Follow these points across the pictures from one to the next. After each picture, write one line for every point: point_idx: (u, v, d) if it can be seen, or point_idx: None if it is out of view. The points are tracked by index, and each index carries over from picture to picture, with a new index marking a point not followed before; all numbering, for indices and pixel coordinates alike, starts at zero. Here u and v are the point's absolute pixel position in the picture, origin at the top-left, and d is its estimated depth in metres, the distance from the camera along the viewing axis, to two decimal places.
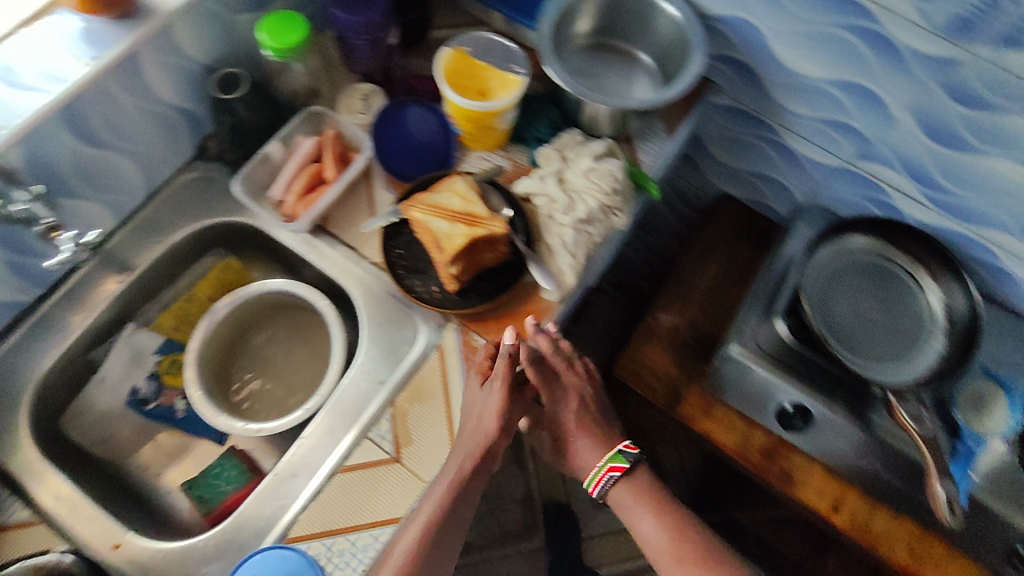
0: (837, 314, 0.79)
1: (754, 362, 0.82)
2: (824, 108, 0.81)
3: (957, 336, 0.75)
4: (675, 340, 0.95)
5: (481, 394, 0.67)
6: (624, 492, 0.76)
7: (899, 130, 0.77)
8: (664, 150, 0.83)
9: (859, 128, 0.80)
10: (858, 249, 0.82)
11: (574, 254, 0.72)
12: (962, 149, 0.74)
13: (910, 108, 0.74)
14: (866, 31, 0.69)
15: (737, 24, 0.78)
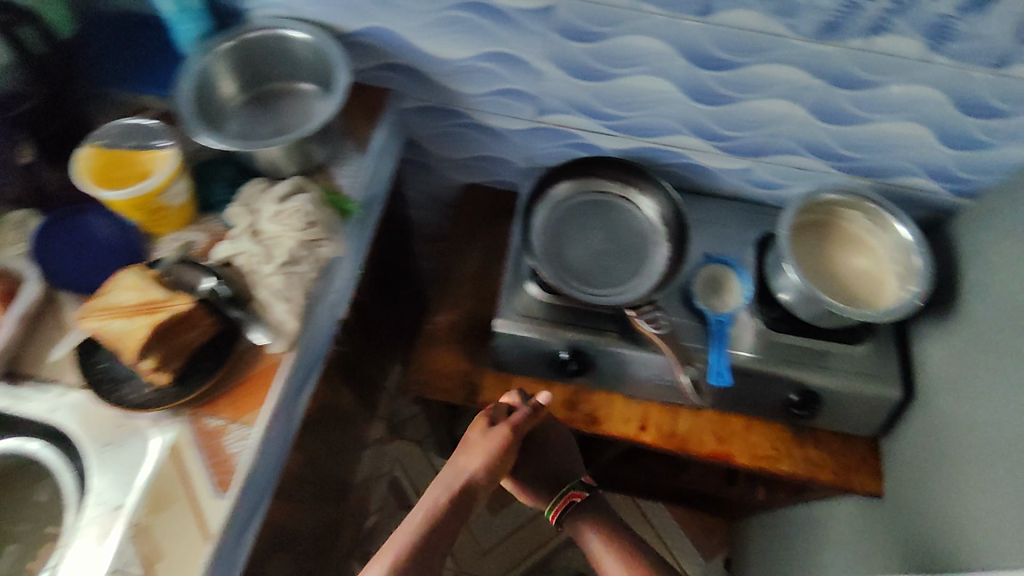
0: (575, 261, 0.79)
1: (516, 324, 0.78)
2: (489, 74, 0.76)
3: (674, 241, 0.79)
4: (453, 338, 0.86)
5: (477, 453, 0.71)
6: (582, 526, 0.77)
7: (551, 78, 0.75)
8: (364, 167, 0.77)
9: (519, 86, 0.77)
10: (572, 189, 0.84)
11: (290, 300, 0.65)
12: (607, 82, 0.74)
13: (549, 54, 0.71)
14: (475, 5, 0.67)
15: (373, 34, 0.74)
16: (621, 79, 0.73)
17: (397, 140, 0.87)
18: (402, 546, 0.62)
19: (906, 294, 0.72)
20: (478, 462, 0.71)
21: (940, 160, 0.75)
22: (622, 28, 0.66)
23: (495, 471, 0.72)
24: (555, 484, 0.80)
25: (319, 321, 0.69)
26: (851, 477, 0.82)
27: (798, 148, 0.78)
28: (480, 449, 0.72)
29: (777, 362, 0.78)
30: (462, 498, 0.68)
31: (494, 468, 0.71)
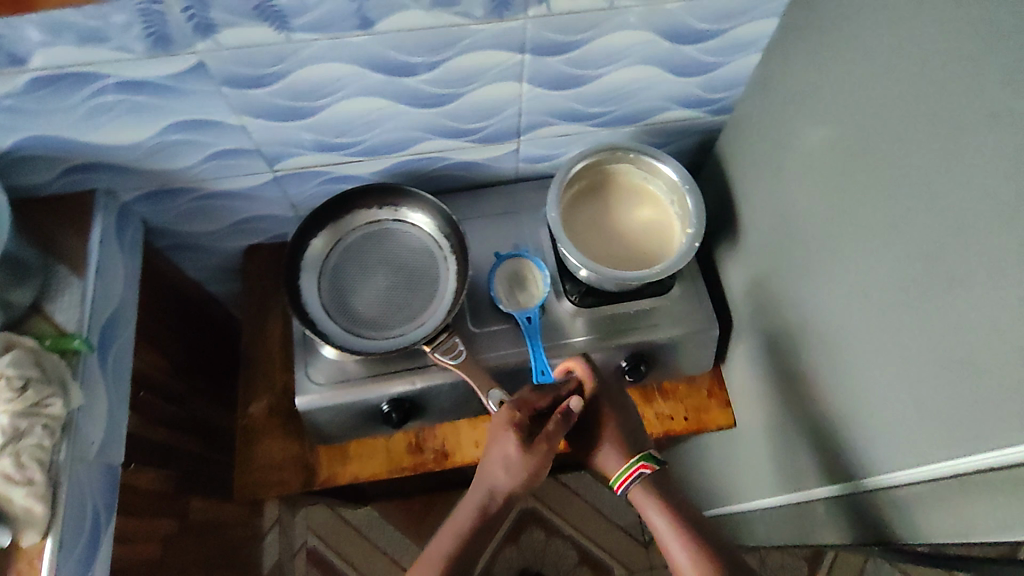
0: (362, 310, 0.72)
1: (326, 395, 0.71)
2: (186, 146, 0.67)
3: (460, 251, 0.74)
4: (275, 423, 0.79)
5: (503, 461, 0.62)
6: (639, 498, 0.66)
7: (259, 128, 0.66)
8: (88, 293, 0.67)
9: (232, 146, 0.68)
10: (342, 231, 0.76)
11: (27, 480, 0.57)
12: (315, 116, 0.66)
13: (239, 109, 0.63)
14: (120, 86, 0.58)
15: (37, 144, 0.64)
16: (327, 108, 0.66)
17: (131, 237, 0.77)
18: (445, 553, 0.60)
19: (688, 236, 0.70)
20: (504, 474, 0.62)
21: (685, 91, 0.73)
22: (294, 61, 0.59)
23: (531, 482, 0.63)
24: (633, 448, 0.69)
25: (81, 480, 0.61)
26: (703, 418, 0.81)
27: (550, 120, 0.74)
28: (498, 457, 0.63)
29: (599, 337, 0.76)
30: (497, 510, 0.63)
31: (529, 479, 0.62)
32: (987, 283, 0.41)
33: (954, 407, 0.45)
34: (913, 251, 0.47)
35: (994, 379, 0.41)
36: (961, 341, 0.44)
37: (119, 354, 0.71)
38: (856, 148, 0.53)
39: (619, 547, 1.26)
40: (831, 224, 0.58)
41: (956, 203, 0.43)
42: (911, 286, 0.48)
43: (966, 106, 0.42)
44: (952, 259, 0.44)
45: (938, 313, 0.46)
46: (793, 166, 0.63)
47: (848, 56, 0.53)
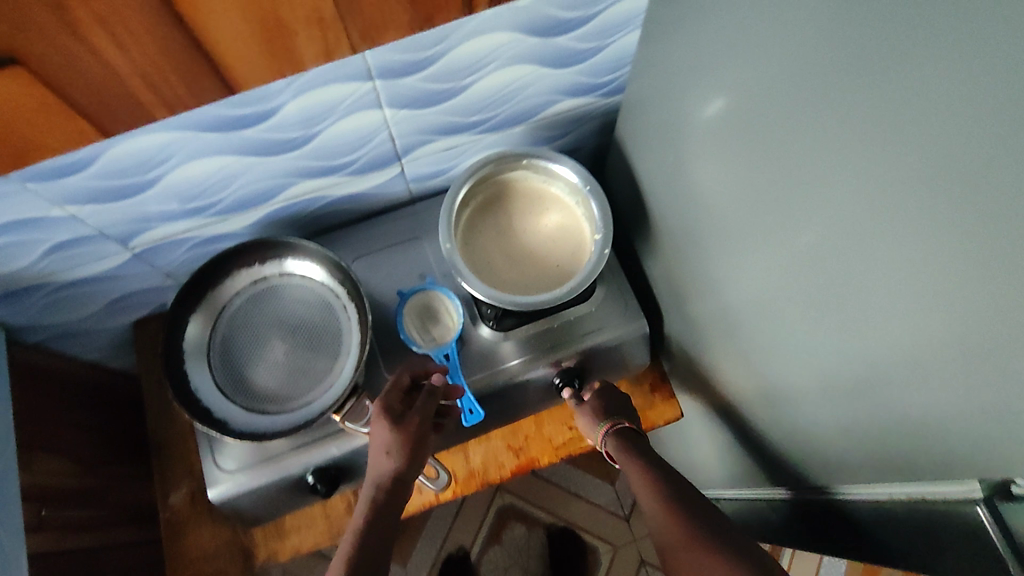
0: (262, 383, 0.66)
1: (242, 478, 0.65)
2: (14, 247, 0.59)
3: (359, 299, 0.68)
4: (200, 510, 0.74)
5: (383, 446, 0.60)
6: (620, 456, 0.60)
7: (93, 212, 0.58)
8: None
9: (70, 235, 0.60)
10: (225, 296, 0.69)
11: None
12: (151, 190, 0.58)
13: (60, 199, 0.55)
14: None
15: None
16: (164, 181, 0.57)
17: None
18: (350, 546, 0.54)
19: (598, 242, 0.65)
20: (387, 459, 0.59)
21: (571, 82, 0.65)
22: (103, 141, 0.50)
23: (416, 462, 0.60)
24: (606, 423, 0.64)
25: None
26: (649, 415, 0.77)
27: (427, 139, 0.66)
28: (379, 445, 0.60)
29: (527, 359, 0.70)
30: (391, 499, 0.58)
31: (412, 456, 0.60)
32: (882, 302, 0.37)
33: (880, 426, 0.41)
34: (808, 257, 0.43)
35: (911, 403, 0.37)
36: (872, 359, 0.40)
37: (3, 481, 0.64)
38: (745, 142, 0.47)
39: (601, 525, 1.24)
40: (734, 221, 0.53)
41: (843, 211, 0.38)
42: (812, 295, 0.44)
43: (839, 104, 0.36)
44: (846, 270, 0.39)
45: (844, 327, 0.41)
46: (691, 156, 0.57)
47: (725, 37, 0.47)
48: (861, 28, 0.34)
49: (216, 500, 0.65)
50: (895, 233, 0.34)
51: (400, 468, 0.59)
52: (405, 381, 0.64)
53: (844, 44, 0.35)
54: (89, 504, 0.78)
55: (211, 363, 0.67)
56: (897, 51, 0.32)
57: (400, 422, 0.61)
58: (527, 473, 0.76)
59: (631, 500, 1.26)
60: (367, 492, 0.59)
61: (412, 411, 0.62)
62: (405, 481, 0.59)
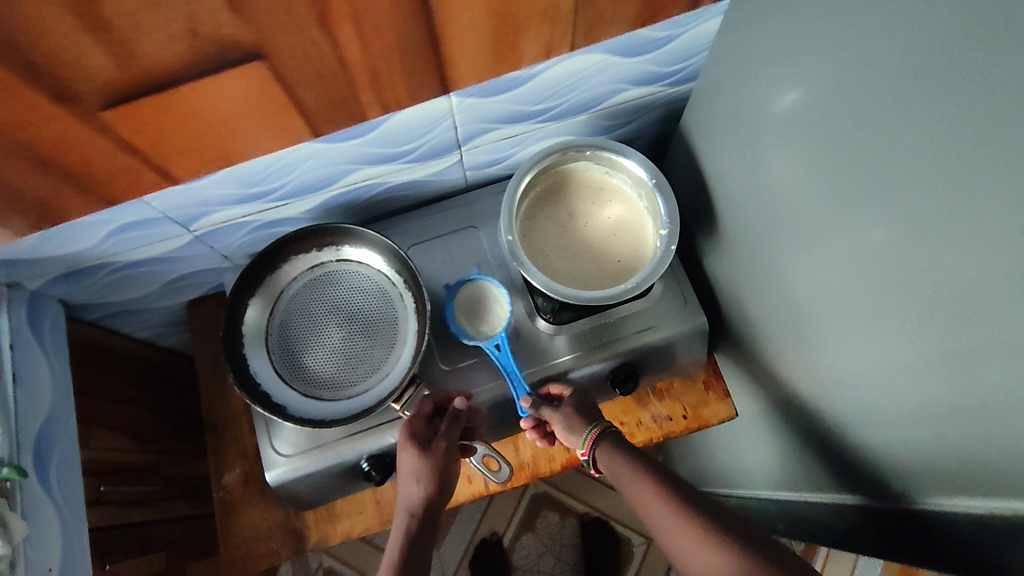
0: (319, 369, 0.66)
1: (298, 463, 0.65)
2: (81, 229, 0.59)
3: (416, 288, 0.67)
4: (254, 491, 0.74)
5: (411, 472, 0.60)
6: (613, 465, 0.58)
7: (159, 195, 0.58)
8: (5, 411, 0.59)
9: (135, 217, 0.60)
10: (282, 281, 0.69)
11: None
12: (216, 175, 0.57)
13: (130, 181, 0.54)
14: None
15: None
16: (228, 165, 0.57)
17: (53, 324, 0.69)
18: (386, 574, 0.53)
19: (664, 238, 0.63)
20: (416, 486, 0.59)
21: (638, 71, 0.63)
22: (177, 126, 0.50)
23: (445, 489, 0.60)
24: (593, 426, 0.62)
25: None
26: (702, 413, 0.76)
27: (489, 127, 0.65)
28: (408, 471, 0.60)
29: (582, 354, 0.69)
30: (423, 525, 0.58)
31: (441, 481, 0.60)
32: (984, 314, 0.35)
33: (963, 438, 0.40)
34: (899, 261, 0.41)
35: (1001, 420, 0.36)
36: (961, 370, 0.38)
37: (63, 458, 0.64)
38: (827, 138, 0.45)
39: (636, 517, 1.24)
40: (808, 220, 0.51)
41: (945, 216, 0.36)
42: (900, 300, 0.42)
43: (949, 104, 0.34)
44: (943, 277, 0.38)
45: (934, 336, 0.40)
46: (762, 151, 0.55)
47: (816, 29, 0.44)
48: (982, 25, 0.32)
49: (271, 484, 0.66)
50: (1005, 243, 0.33)
51: (430, 493, 0.59)
52: (428, 409, 0.65)
53: (960, 40, 0.33)
54: (143, 480, 0.79)
55: (267, 348, 0.66)
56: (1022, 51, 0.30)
57: (427, 449, 0.61)
58: (577, 467, 0.76)
59: None
60: (400, 518, 0.59)
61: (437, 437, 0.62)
62: (434, 505, 0.60)
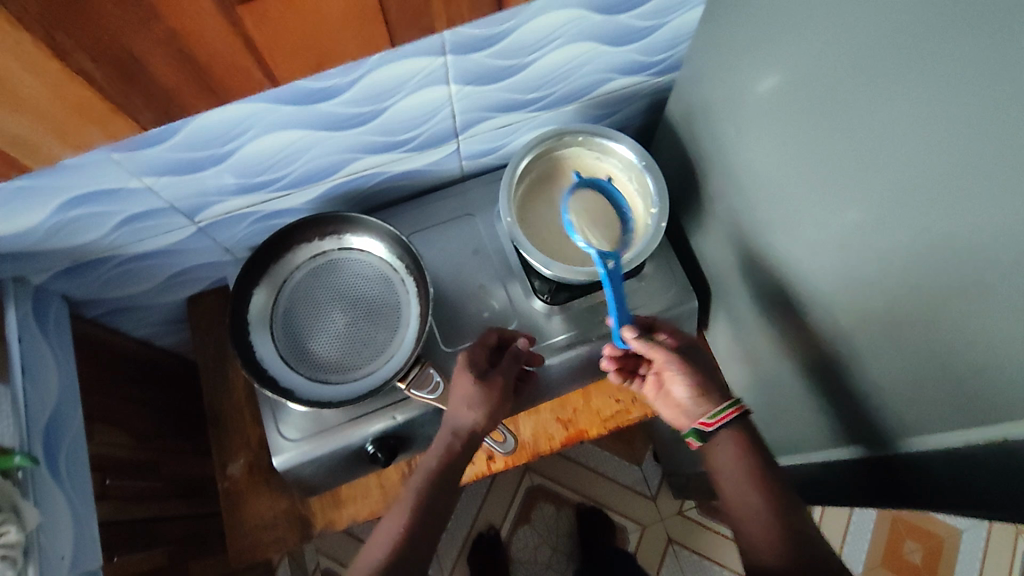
0: (324, 354, 0.68)
1: (306, 445, 0.67)
2: (88, 220, 0.60)
3: (418, 272, 0.69)
4: (259, 480, 0.75)
5: (465, 398, 0.63)
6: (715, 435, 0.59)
7: (168, 184, 0.59)
8: (15, 400, 0.60)
9: (143, 207, 0.62)
10: (285, 270, 0.70)
11: None
12: (224, 163, 0.59)
13: (141, 169, 0.56)
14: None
15: None
16: (237, 154, 0.59)
17: (56, 318, 0.70)
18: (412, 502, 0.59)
19: (654, 216, 0.67)
20: (467, 410, 0.63)
21: (625, 60, 0.67)
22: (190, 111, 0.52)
23: (495, 419, 0.64)
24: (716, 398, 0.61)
25: None
26: None
27: (485, 115, 0.68)
28: (461, 396, 0.63)
29: (578, 333, 0.72)
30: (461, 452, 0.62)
31: (490, 412, 0.63)
32: (952, 257, 0.39)
33: (930, 379, 0.44)
34: (874, 218, 0.45)
35: (967, 354, 0.40)
36: (932, 312, 0.42)
37: (71, 450, 0.65)
38: (805, 111, 0.49)
39: (629, 506, 1.26)
40: (790, 191, 0.54)
41: (911, 170, 0.40)
42: (877, 254, 0.46)
43: (915, 70, 0.38)
44: (913, 227, 0.41)
45: (909, 283, 0.43)
46: (744, 131, 0.59)
47: (790, 10, 0.48)
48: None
49: (278, 467, 0.67)
50: (965, 189, 0.36)
51: (479, 422, 0.63)
52: (491, 341, 0.67)
53: (922, 12, 0.37)
54: (144, 476, 0.79)
55: (273, 334, 0.68)
56: (976, 17, 0.33)
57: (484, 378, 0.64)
58: (576, 445, 0.78)
59: (658, 480, 1.28)
60: (445, 436, 0.63)
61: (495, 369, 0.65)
62: (479, 434, 0.63)
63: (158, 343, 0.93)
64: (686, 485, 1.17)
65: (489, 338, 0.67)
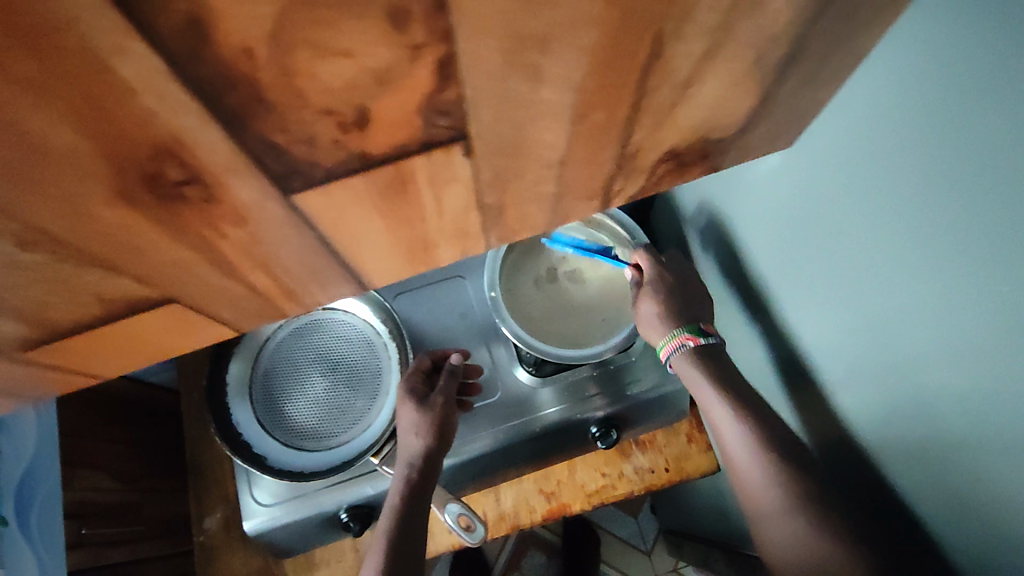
0: (300, 420, 0.66)
1: (279, 512, 0.65)
2: None
3: (402, 340, 0.69)
4: (235, 536, 0.75)
5: (411, 426, 0.62)
6: (684, 366, 0.59)
7: None
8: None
9: None
10: (267, 329, 0.69)
11: None
12: None
13: None
14: None
15: None
16: None
17: None
18: (384, 530, 0.58)
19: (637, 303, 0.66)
20: (415, 439, 0.62)
21: None
22: None
23: (445, 441, 0.62)
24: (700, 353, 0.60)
25: None
26: (684, 466, 0.76)
27: None
28: (407, 425, 0.62)
29: (566, 407, 0.68)
30: (420, 477, 0.60)
31: (440, 435, 0.62)
32: (940, 410, 0.36)
33: (935, 523, 0.39)
34: (861, 340, 0.41)
35: (981, 509, 0.35)
36: (930, 453, 0.38)
37: (45, 505, 0.64)
38: (788, 209, 0.45)
39: (624, 559, 1.24)
40: (780, 286, 0.51)
41: (900, 303, 0.36)
42: (865, 375, 0.42)
43: (892, 198, 0.34)
44: (904, 358, 0.37)
45: (899, 416, 0.39)
46: (738, 214, 0.56)
47: None
48: (909, 141, 0.32)
49: (250, 532, 0.65)
50: (964, 334, 0.32)
51: (430, 445, 0.61)
52: (426, 365, 0.67)
53: (888, 143, 0.33)
54: (127, 520, 0.79)
55: (250, 395, 0.67)
56: (943, 163, 0.30)
57: (425, 404, 0.63)
58: (557, 518, 0.76)
59: (655, 535, 1.25)
60: (401, 470, 0.61)
61: (435, 392, 0.64)
62: (436, 459, 0.61)
63: (149, 380, 0.93)
64: (680, 543, 1.14)
65: (418, 363, 0.67)
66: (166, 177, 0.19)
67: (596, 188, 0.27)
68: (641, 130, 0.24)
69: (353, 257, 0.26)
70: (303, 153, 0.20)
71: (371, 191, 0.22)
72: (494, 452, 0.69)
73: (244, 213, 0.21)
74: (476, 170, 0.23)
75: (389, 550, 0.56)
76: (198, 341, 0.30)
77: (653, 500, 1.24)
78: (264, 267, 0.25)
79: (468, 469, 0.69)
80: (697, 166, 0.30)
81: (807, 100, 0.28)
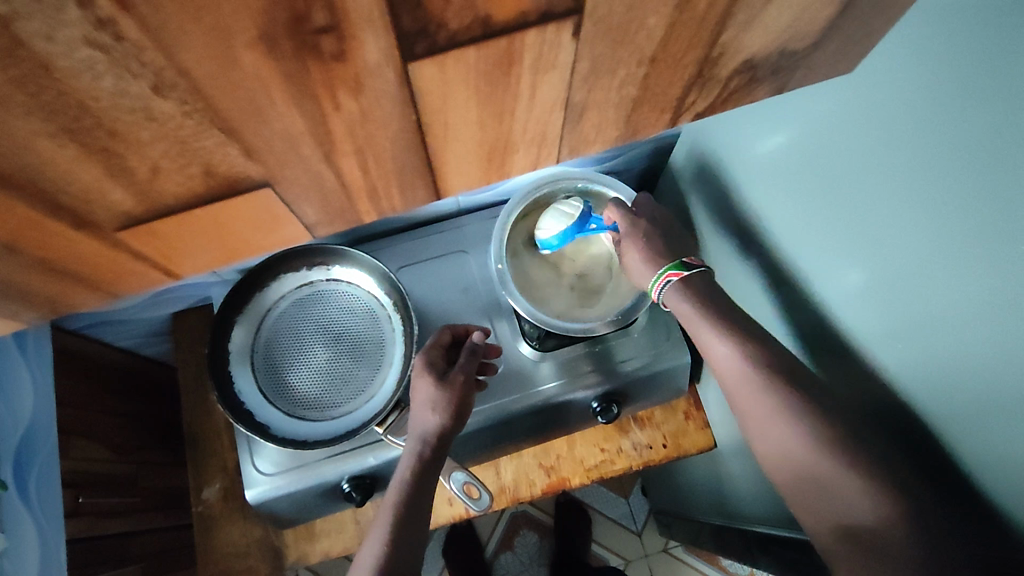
0: (302, 389, 0.66)
1: (281, 480, 0.65)
2: None
3: (405, 311, 0.68)
4: (235, 507, 0.74)
5: (428, 401, 0.61)
6: (678, 304, 0.56)
7: None
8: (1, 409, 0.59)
9: None
10: (270, 298, 0.69)
11: None
12: None
13: None
14: None
15: None
16: None
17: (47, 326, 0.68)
18: (392, 506, 0.57)
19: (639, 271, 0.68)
20: (431, 414, 0.60)
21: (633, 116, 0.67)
22: None
23: (461, 420, 0.61)
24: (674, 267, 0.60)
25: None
26: (681, 442, 0.77)
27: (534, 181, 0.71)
28: (422, 400, 0.61)
29: (566, 381, 0.69)
30: (432, 457, 0.59)
31: (456, 413, 0.61)
32: (949, 365, 0.37)
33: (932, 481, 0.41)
34: (879, 302, 0.42)
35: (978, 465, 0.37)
36: (940, 409, 0.39)
37: (44, 468, 0.63)
38: (816, 176, 0.46)
39: (615, 539, 1.25)
40: (794, 252, 0.52)
41: (919, 258, 0.37)
42: (875, 340, 0.43)
43: (923, 157, 0.35)
44: (920, 316, 0.38)
45: (910, 375, 0.41)
46: (746, 192, 0.57)
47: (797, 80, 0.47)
48: (953, 103, 0.33)
49: (251, 503, 0.65)
50: (983, 291, 0.33)
51: (445, 424, 0.60)
52: (445, 341, 0.66)
53: (930, 112, 0.35)
54: (125, 491, 0.78)
55: (252, 361, 0.67)
56: (986, 123, 0.31)
57: (444, 379, 0.62)
58: (557, 493, 0.77)
59: (645, 516, 1.27)
60: (412, 446, 0.60)
61: (455, 369, 0.63)
62: (448, 438, 0.60)
63: (144, 353, 0.92)
64: (669, 522, 1.16)
65: (440, 339, 0.65)
66: (311, 22, 0.19)
67: (668, 102, 0.30)
68: (733, 26, 0.25)
69: (434, 154, 0.28)
70: (437, 9, 0.21)
71: (480, 70, 0.24)
72: (500, 423, 0.69)
73: (362, 79, 0.22)
74: (579, 58, 0.24)
75: (394, 526, 0.56)
76: (263, 240, 0.31)
77: (644, 480, 1.26)
78: (360, 153, 0.26)
79: (470, 440, 0.69)
80: (762, 83, 0.31)
81: (883, 17, 0.28)
